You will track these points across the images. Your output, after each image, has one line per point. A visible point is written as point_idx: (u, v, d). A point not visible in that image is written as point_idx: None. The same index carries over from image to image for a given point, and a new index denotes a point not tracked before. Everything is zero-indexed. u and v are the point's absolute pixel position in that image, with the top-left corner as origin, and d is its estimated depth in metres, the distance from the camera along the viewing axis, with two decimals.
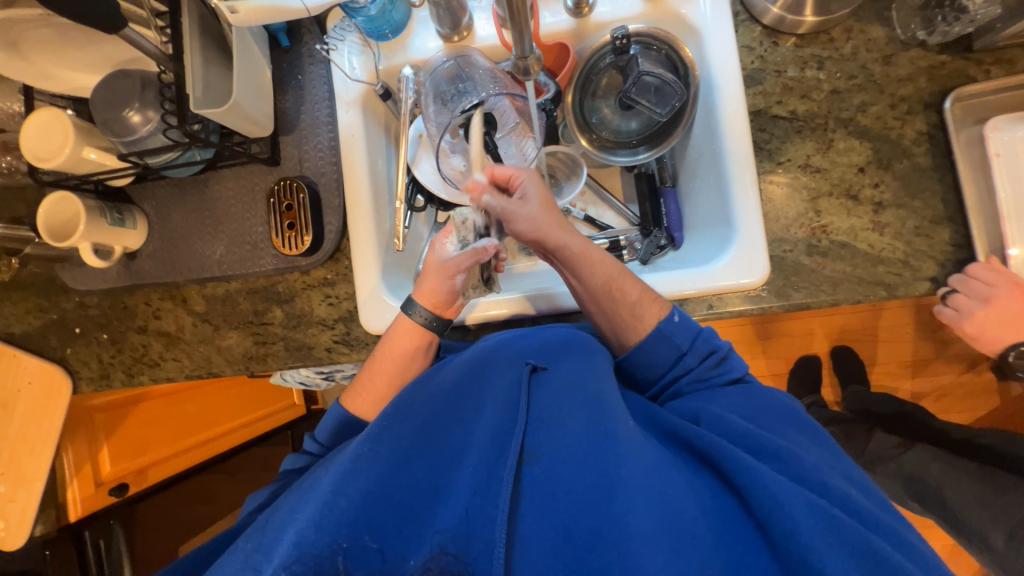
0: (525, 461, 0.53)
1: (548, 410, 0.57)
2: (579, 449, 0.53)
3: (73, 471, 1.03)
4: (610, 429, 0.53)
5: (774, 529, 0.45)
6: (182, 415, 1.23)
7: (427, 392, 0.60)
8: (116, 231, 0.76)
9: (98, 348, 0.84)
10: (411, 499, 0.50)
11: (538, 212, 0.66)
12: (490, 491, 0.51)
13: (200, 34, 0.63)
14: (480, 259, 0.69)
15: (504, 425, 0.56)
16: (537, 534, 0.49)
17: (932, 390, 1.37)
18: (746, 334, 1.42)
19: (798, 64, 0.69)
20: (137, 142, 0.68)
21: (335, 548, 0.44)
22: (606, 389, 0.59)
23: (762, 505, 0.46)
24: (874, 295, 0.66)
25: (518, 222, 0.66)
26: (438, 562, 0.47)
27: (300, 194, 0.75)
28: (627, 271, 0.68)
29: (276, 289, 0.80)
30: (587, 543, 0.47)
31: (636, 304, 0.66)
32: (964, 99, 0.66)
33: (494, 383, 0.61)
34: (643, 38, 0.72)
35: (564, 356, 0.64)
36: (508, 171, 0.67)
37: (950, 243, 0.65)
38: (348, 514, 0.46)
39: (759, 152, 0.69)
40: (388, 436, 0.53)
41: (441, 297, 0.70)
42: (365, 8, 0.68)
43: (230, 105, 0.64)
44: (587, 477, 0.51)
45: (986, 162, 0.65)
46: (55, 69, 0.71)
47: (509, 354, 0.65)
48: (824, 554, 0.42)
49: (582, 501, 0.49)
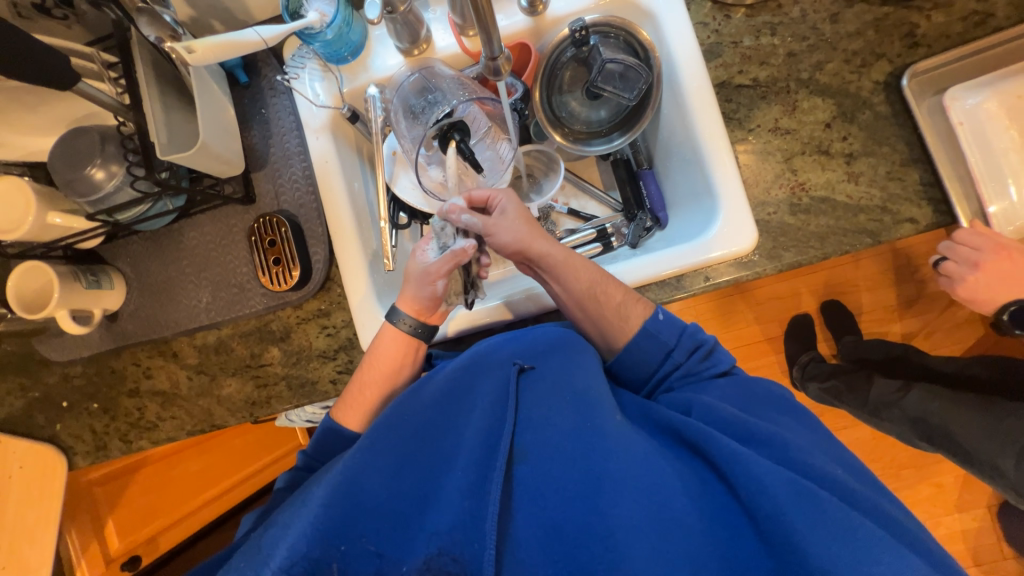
0: (515, 461, 0.54)
1: (537, 408, 0.58)
2: (565, 444, 0.54)
3: (81, 551, 1.10)
4: (597, 424, 0.55)
5: (756, 509, 0.47)
6: (186, 475, 1.22)
7: (419, 399, 0.59)
8: (93, 294, 0.73)
9: (90, 419, 0.81)
10: (403, 508, 0.51)
11: (518, 224, 0.67)
12: (482, 495, 0.51)
13: (156, 78, 0.61)
14: (458, 261, 0.66)
15: (494, 431, 0.56)
16: (527, 532, 0.50)
17: (920, 329, 1.41)
18: (738, 302, 1.44)
19: (752, 33, 0.71)
20: (103, 199, 0.66)
21: (330, 554, 0.47)
22: (594, 386, 0.60)
23: (744, 486, 0.48)
24: (860, 244, 0.68)
25: (500, 232, 0.67)
26: (438, 564, 0.49)
27: (282, 228, 0.74)
28: (609, 275, 0.68)
29: (270, 328, 0.78)
30: (577, 538, 0.48)
31: (621, 305, 0.66)
32: (919, 75, 0.69)
33: (482, 388, 0.60)
34: (600, 27, 0.73)
35: (552, 353, 0.63)
36: (484, 193, 0.70)
37: (922, 183, 0.67)
38: (337, 524, 0.48)
39: (729, 122, 0.71)
40: (378, 447, 0.54)
41: (425, 304, 0.69)
42: (321, 33, 0.67)
43: (198, 147, 0.62)
44: (575, 473, 0.52)
45: (951, 130, 0.69)
46: (8, 137, 0.68)
47: (497, 359, 0.63)
48: (800, 528, 0.45)
49: (571, 496, 0.51)
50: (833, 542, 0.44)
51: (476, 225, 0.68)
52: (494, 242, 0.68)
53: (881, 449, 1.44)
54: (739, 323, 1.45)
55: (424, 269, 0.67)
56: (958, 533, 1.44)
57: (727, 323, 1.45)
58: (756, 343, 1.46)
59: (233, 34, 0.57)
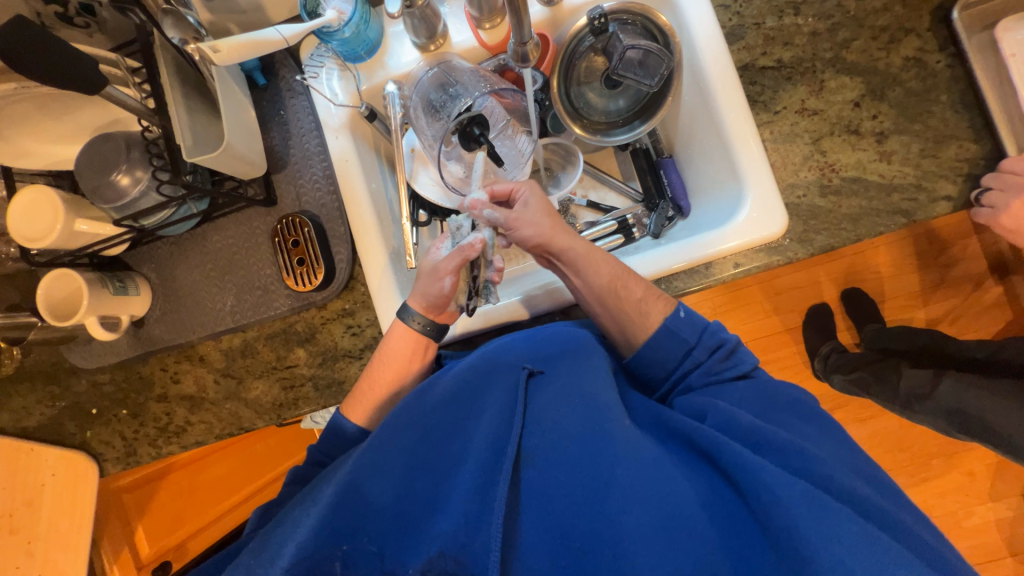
0: (523, 464, 0.53)
1: (545, 411, 0.56)
2: (573, 449, 0.52)
3: (112, 560, 1.15)
4: (605, 429, 0.53)
5: (769, 519, 0.46)
6: (210, 480, 1.25)
7: (425, 402, 0.58)
8: (120, 300, 0.73)
9: (119, 425, 0.81)
10: (408, 511, 0.51)
11: (540, 216, 0.66)
12: (489, 496, 0.50)
13: (179, 81, 0.62)
14: (466, 257, 0.65)
15: (501, 433, 0.54)
16: (534, 537, 0.49)
17: (946, 314, 1.38)
18: (757, 292, 1.42)
19: (776, 14, 0.70)
20: (129, 205, 0.66)
21: (333, 553, 0.48)
22: (603, 391, 0.57)
23: (754, 494, 0.47)
24: (894, 224, 0.66)
25: (522, 226, 0.65)
26: (438, 565, 0.48)
27: (305, 228, 0.74)
28: (629, 270, 0.67)
29: (296, 329, 0.77)
30: (584, 544, 0.47)
31: (642, 301, 0.65)
32: (969, 8, 0.67)
33: (490, 390, 0.58)
34: (618, 14, 0.72)
35: (562, 359, 0.61)
36: (507, 187, 0.68)
37: (956, 159, 0.66)
38: (343, 524, 0.49)
39: (754, 105, 0.70)
40: (385, 450, 0.54)
41: (432, 303, 0.67)
42: (339, 31, 0.67)
43: (222, 148, 0.62)
44: (581, 477, 0.50)
45: (1002, 63, 0.68)
46: (35, 146, 0.69)
47: (504, 360, 0.61)
48: (812, 539, 0.43)
49: (578, 502, 0.49)
50: (851, 552, 0.43)
51: (497, 220, 0.67)
52: (514, 238, 0.67)
53: (909, 438, 1.41)
54: (760, 313, 1.43)
55: (433, 265, 0.66)
56: (992, 523, 1.40)
57: (746, 314, 1.43)
58: (777, 334, 1.44)
59: (256, 33, 0.57)
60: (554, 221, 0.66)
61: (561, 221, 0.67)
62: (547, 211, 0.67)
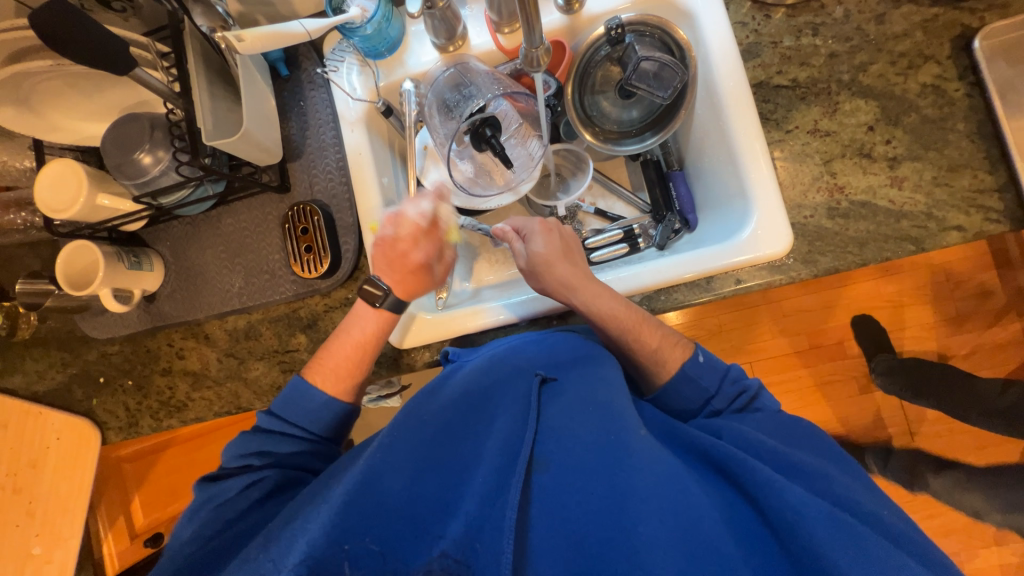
0: (535, 469, 0.52)
1: (559, 419, 0.55)
2: (590, 457, 0.51)
3: (107, 526, 1.19)
4: (620, 438, 0.52)
5: (792, 538, 0.45)
6: (207, 458, 1.28)
7: (437, 402, 0.58)
8: (134, 274, 0.76)
9: (124, 396, 0.83)
10: (420, 513, 0.49)
11: (546, 262, 0.70)
12: (500, 500, 0.49)
13: (205, 68, 0.64)
14: (439, 196, 0.73)
15: (514, 439, 0.53)
16: (547, 543, 0.48)
17: (959, 349, 1.35)
18: (763, 313, 1.41)
19: (793, 33, 0.71)
20: (149, 183, 0.68)
21: (336, 552, 0.46)
22: (618, 400, 0.57)
23: (778, 514, 0.46)
24: (901, 251, 0.65)
25: (560, 266, 0.69)
26: (439, 566, 0.48)
27: (315, 216, 0.76)
28: (645, 318, 0.67)
29: (298, 315, 0.79)
30: (599, 553, 0.46)
31: (657, 352, 0.66)
32: (992, 38, 0.67)
33: (502, 397, 0.59)
34: (636, 26, 0.73)
35: (573, 366, 0.62)
36: (513, 230, 0.75)
37: (970, 188, 0.65)
38: (356, 521, 0.47)
39: (765, 123, 0.70)
40: (395, 450, 0.53)
41: (415, 283, 0.72)
42: (361, 28, 0.69)
43: (240, 134, 0.65)
44: (597, 485, 0.49)
45: (1010, 96, 0.67)
46: (66, 122, 0.72)
47: (514, 365, 0.62)
48: (840, 559, 0.43)
49: (595, 512, 0.48)
50: (865, 559, 0.43)
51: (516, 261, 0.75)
52: (531, 282, 0.72)
53: (913, 472, 1.37)
54: (765, 333, 1.41)
55: (401, 251, 0.71)
56: (995, 567, 1.36)
57: (750, 334, 1.42)
58: (783, 356, 1.41)
59: (280, 26, 0.60)
60: (557, 257, 0.70)
61: (569, 257, 0.71)
62: (556, 248, 0.72)
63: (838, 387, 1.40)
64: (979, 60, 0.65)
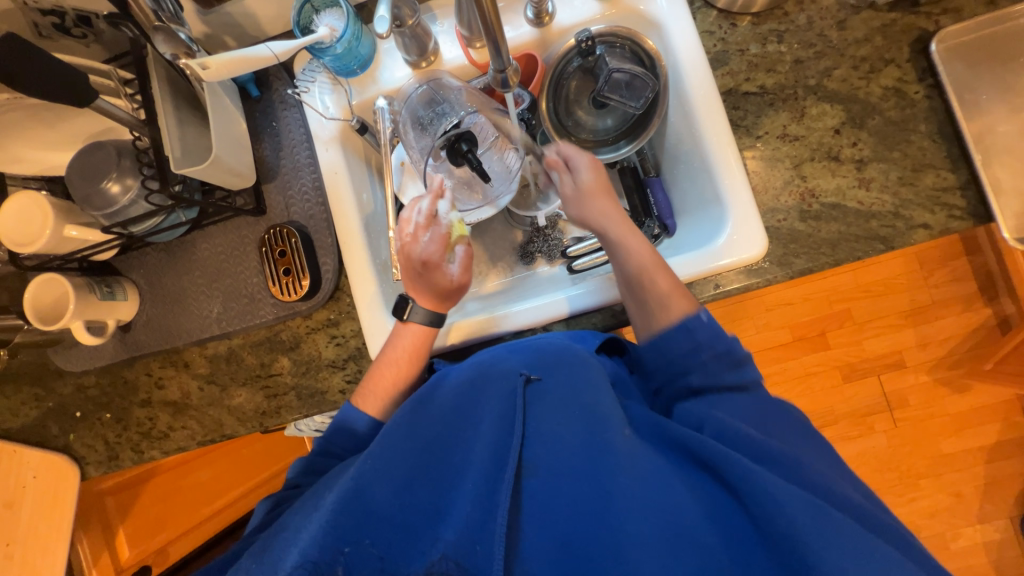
0: (524, 474, 0.52)
1: (544, 422, 0.54)
2: (576, 459, 0.51)
3: (91, 564, 1.12)
4: (605, 441, 0.51)
5: (776, 536, 0.43)
6: (197, 483, 1.28)
7: (428, 413, 0.58)
8: (107, 305, 0.74)
9: (102, 430, 0.81)
10: (411, 521, 0.50)
11: (589, 190, 0.73)
12: (491, 505, 0.49)
13: (172, 96, 0.64)
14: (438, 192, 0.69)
15: (502, 443, 0.53)
16: (536, 544, 0.48)
17: (935, 336, 1.39)
18: (745, 308, 1.44)
19: (759, 41, 0.72)
20: (119, 213, 0.67)
21: (335, 556, 0.47)
22: (603, 399, 0.55)
23: (764, 515, 0.43)
24: (872, 250, 0.67)
25: (602, 198, 0.72)
26: (440, 568, 0.47)
27: (292, 239, 0.75)
28: (663, 264, 0.67)
29: (280, 338, 0.78)
30: (587, 550, 0.46)
31: (666, 294, 0.64)
32: (949, 42, 0.69)
33: (487, 402, 0.57)
34: (606, 38, 0.74)
35: (560, 366, 0.59)
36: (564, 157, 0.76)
37: (934, 188, 0.67)
38: (349, 526, 0.48)
39: (736, 130, 0.72)
40: (385, 459, 0.52)
41: (440, 293, 0.70)
42: (331, 47, 0.68)
43: (211, 161, 0.64)
44: (584, 486, 0.49)
45: (968, 96, 0.69)
46: (29, 152, 0.71)
47: (501, 371, 0.60)
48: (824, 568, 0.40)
49: (583, 510, 0.48)
50: None
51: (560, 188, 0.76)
52: (572, 210, 0.75)
53: (897, 457, 1.41)
54: (749, 329, 1.43)
55: (408, 255, 0.69)
56: (980, 547, 1.38)
57: (733, 330, 1.45)
58: (767, 350, 1.44)
59: (246, 51, 0.59)
60: (601, 189, 0.73)
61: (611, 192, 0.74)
62: (600, 180, 0.74)
63: (823, 377, 1.43)
64: (937, 66, 0.67)
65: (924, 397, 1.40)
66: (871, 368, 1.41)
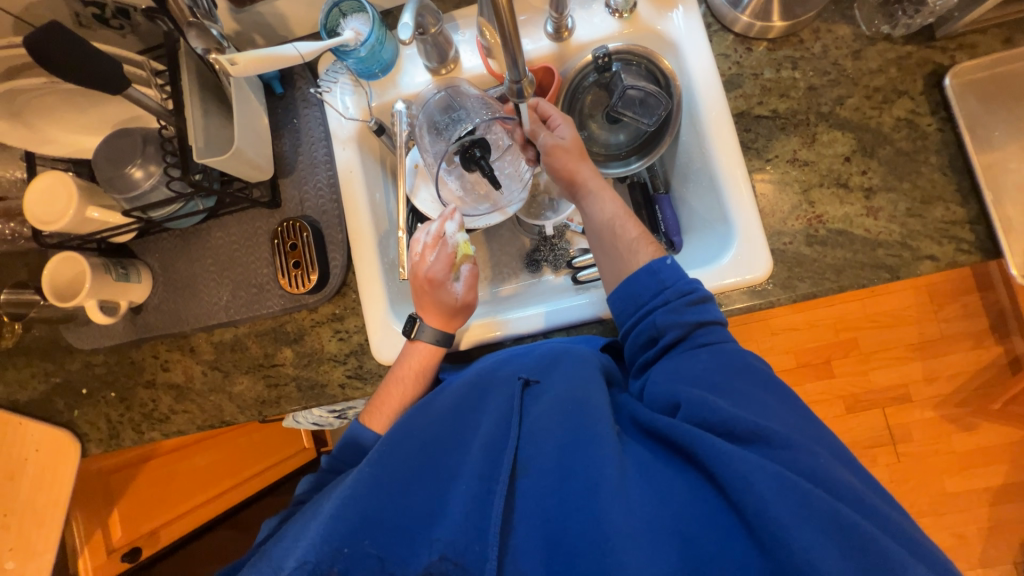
0: (517, 474, 0.51)
1: (537, 422, 0.54)
2: (566, 456, 0.50)
3: (84, 541, 1.12)
4: (593, 437, 0.51)
5: (768, 535, 0.41)
6: (195, 468, 1.31)
7: (427, 415, 0.58)
8: (120, 286, 0.76)
9: (106, 408, 0.83)
10: (408, 522, 0.49)
11: (572, 146, 0.70)
12: (487, 500, 0.49)
13: (199, 88, 0.66)
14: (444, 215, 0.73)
15: (498, 443, 0.54)
16: (528, 544, 0.47)
17: (942, 370, 1.37)
18: (749, 331, 1.43)
19: (774, 66, 0.73)
20: (140, 197, 0.69)
21: (335, 556, 0.46)
22: (593, 395, 0.55)
23: (754, 511, 0.42)
24: (877, 278, 0.67)
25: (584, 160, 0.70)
26: (439, 569, 0.47)
27: (304, 233, 0.77)
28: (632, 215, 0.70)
29: (285, 329, 0.79)
30: (574, 548, 0.45)
31: (634, 240, 0.66)
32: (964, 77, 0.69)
33: (487, 405, 0.59)
34: (622, 55, 0.76)
35: (556, 367, 0.60)
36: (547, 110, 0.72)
37: (943, 220, 0.67)
38: (348, 526, 0.47)
39: (746, 151, 0.72)
40: (383, 460, 0.52)
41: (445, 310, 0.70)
42: (355, 50, 0.71)
43: (231, 152, 0.66)
44: (572, 483, 0.48)
45: (982, 131, 0.70)
46: (59, 134, 0.73)
47: (504, 375, 0.62)
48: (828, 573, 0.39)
49: (572, 507, 0.47)
50: None
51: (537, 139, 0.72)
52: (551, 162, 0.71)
53: (898, 492, 1.38)
54: (753, 352, 1.42)
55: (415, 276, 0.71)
56: None
57: None
58: None
59: (273, 49, 0.61)
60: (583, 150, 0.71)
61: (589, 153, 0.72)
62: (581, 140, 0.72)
63: (826, 406, 1.41)
64: (950, 101, 0.68)
65: (929, 433, 1.37)
66: (875, 399, 1.39)
